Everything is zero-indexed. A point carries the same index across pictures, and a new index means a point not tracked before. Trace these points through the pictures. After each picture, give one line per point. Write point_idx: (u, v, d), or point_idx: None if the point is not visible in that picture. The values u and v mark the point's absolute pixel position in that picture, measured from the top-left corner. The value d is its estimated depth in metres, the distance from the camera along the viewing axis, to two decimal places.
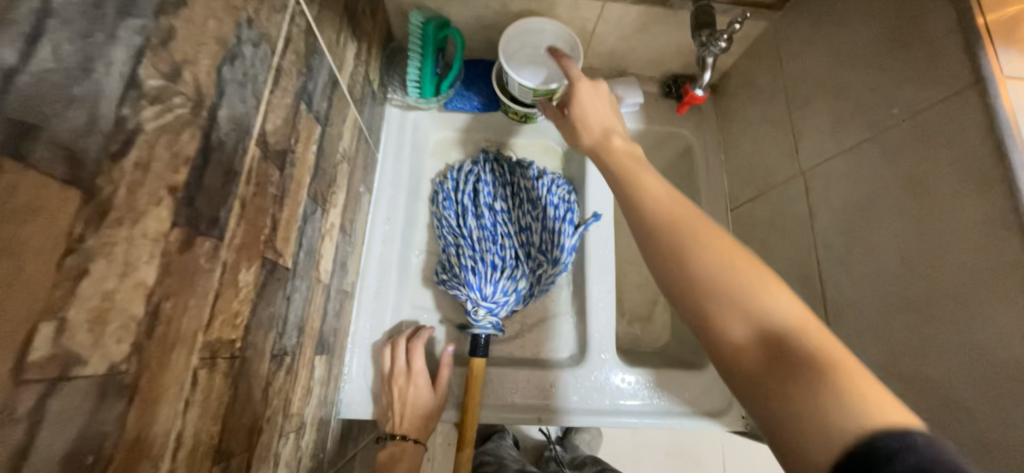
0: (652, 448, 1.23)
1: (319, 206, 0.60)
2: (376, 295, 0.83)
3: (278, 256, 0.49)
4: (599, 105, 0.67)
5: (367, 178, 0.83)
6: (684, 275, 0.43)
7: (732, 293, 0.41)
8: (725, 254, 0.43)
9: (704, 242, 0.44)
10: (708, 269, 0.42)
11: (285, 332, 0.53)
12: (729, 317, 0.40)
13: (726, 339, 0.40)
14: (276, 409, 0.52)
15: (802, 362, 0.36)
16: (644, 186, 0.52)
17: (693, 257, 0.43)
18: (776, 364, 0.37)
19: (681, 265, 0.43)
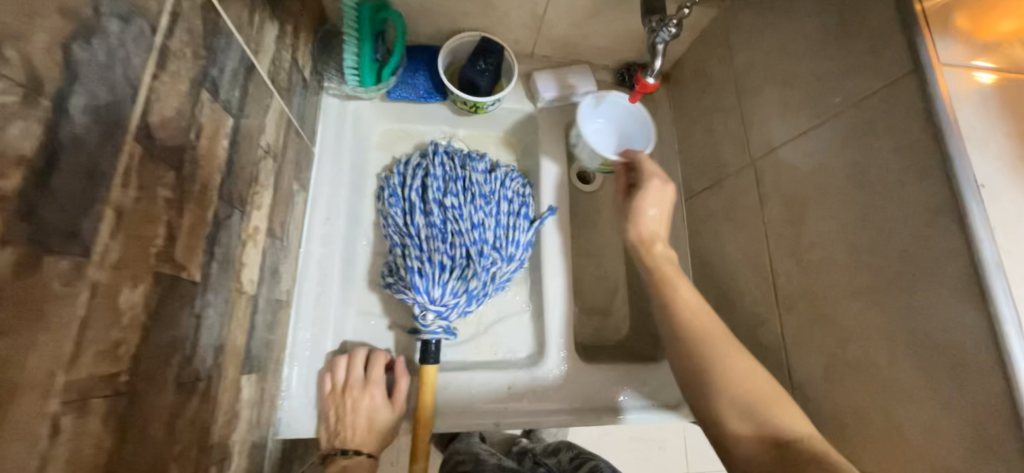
0: (619, 437, 1.25)
1: (237, 209, 0.53)
2: (316, 302, 0.76)
3: (179, 270, 0.42)
4: (650, 200, 0.71)
5: (301, 175, 0.76)
6: (708, 381, 0.57)
7: (736, 397, 0.56)
8: (747, 364, 0.58)
9: (727, 348, 0.59)
10: (734, 389, 0.56)
11: (198, 354, 0.46)
12: (738, 422, 0.55)
13: (740, 441, 0.54)
14: (190, 443, 0.45)
15: (792, 454, 0.51)
16: (680, 297, 0.65)
17: (711, 358, 0.58)
18: (777, 457, 0.51)
19: (705, 382, 0.57)
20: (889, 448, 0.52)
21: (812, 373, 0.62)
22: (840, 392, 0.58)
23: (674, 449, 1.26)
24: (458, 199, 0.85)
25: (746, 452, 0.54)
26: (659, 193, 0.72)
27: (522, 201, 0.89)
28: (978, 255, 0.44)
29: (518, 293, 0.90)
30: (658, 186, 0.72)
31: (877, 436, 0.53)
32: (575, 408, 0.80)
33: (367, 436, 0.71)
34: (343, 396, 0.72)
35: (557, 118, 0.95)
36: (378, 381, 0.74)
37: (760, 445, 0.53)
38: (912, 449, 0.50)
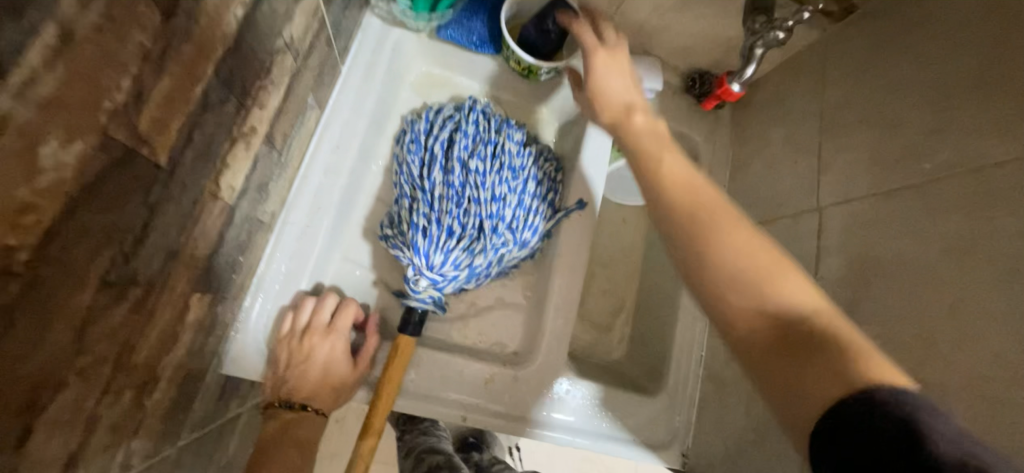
0: (569, 455, 1.19)
1: (236, 96, 0.44)
2: (301, 235, 0.67)
3: (141, 143, 0.33)
4: (612, 77, 0.61)
5: (321, 89, 0.67)
6: (706, 273, 0.41)
7: (732, 282, 0.41)
8: (742, 224, 0.43)
9: (728, 213, 0.44)
10: (726, 254, 0.41)
11: (142, 254, 0.37)
12: (740, 301, 0.40)
13: (738, 301, 0.40)
14: (107, 355, 0.37)
15: (793, 338, 0.37)
16: (661, 180, 0.49)
17: (710, 230, 0.43)
18: (780, 334, 0.38)
19: (699, 274, 0.42)
20: None
21: None
22: None
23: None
24: (485, 164, 0.75)
25: (750, 329, 0.39)
26: (610, 68, 0.62)
27: (551, 186, 0.80)
28: None
29: (521, 283, 0.81)
30: (619, 59, 0.63)
31: None
32: (550, 421, 0.72)
33: (320, 391, 0.64)
34: (298, 342, 0.63)
35: None
36: (342, 333, 0.65)
37: (757, 313, 0.39)
38: None
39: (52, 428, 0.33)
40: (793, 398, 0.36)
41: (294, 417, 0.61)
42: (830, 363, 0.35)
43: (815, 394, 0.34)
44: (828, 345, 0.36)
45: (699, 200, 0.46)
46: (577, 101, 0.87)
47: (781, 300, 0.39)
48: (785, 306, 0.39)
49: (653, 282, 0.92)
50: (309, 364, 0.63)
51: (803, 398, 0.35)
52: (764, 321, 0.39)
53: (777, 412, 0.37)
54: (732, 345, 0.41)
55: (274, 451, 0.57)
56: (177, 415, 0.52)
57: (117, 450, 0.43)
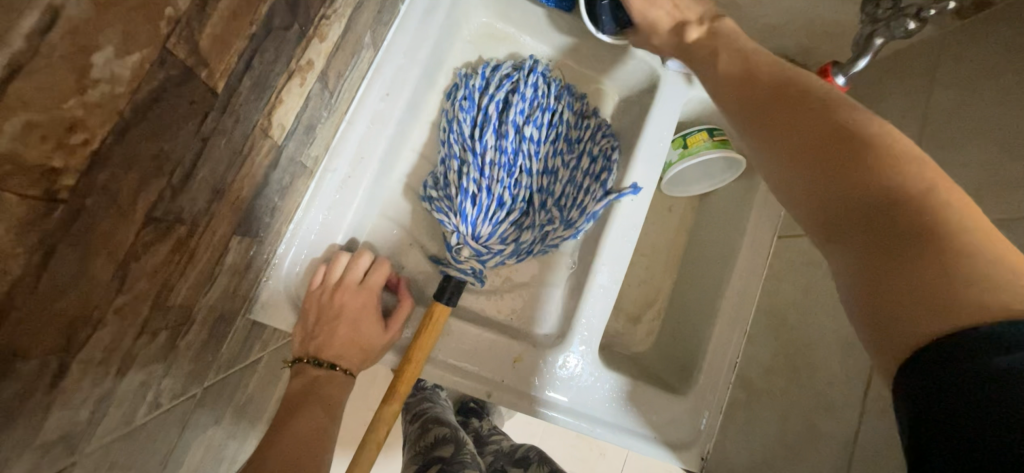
0: (565, 430, 1.18)
1: (299, 25, 0.39)
2: (342, 185, 0.63)
3: (199, 64, 0.29)
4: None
5: (378, 28, 0.61)
6: (786, 161, 0.42)
7: (813, 161, 0.39)
8: (859, 125, 0.39)
9: (843, 110, 0.40)
10: (817, 131, 0.40)
11: (189, 190, 0.34)
12: (823, 174, 0.38)
13: (817, 182, 0.38)
14: (146, 293, 0.34)
15: (883, 225, 0.33)
16: (802, 99, 0.44)
17: (803, 126, 0.42)
18: (862, 228, 0.34)
19: (778, 156, 0.43)
20: None
21: None
22: None
23: (612, 460, 1.19)
24: (540, 132, 0.70)
25: (827, 212, 0.37)
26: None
27: (605, 165, 0.75)
28: None
29: (559, 265, 0.77)
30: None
31: None
32: (570, 407, 0.70)
33: (347, 352, 0.60)
34: (327, 298, 0.59)
35: (680, 88, 0.78)
36: (373, 293, 0.62)
37: (836, 200, 0.36)
38: None
39: (85, 369, 0.31)
40: (878, 305, 0.31)
41: (322, 375, 0.59)
42: (934, 264, 0.30)
43: (903, 306, 0.30)
44: (929, 243, 0.30)
45: (793, 87, 0.46)
46: (645, 75, 0.80)
47: (876, 184, 0.34)
48: (866, 189, 0.35)
49: (692, 277, 0.88)
50: (335, 323, 0.60)
51: (905, 304, 0.30)
52: (839, 204, 0.36)
53: (855, 314, 0.33)
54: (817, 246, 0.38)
55: (301, 406, 0.55)
56: (206, 357, 0.51)
57: (148, 389, 0.41)
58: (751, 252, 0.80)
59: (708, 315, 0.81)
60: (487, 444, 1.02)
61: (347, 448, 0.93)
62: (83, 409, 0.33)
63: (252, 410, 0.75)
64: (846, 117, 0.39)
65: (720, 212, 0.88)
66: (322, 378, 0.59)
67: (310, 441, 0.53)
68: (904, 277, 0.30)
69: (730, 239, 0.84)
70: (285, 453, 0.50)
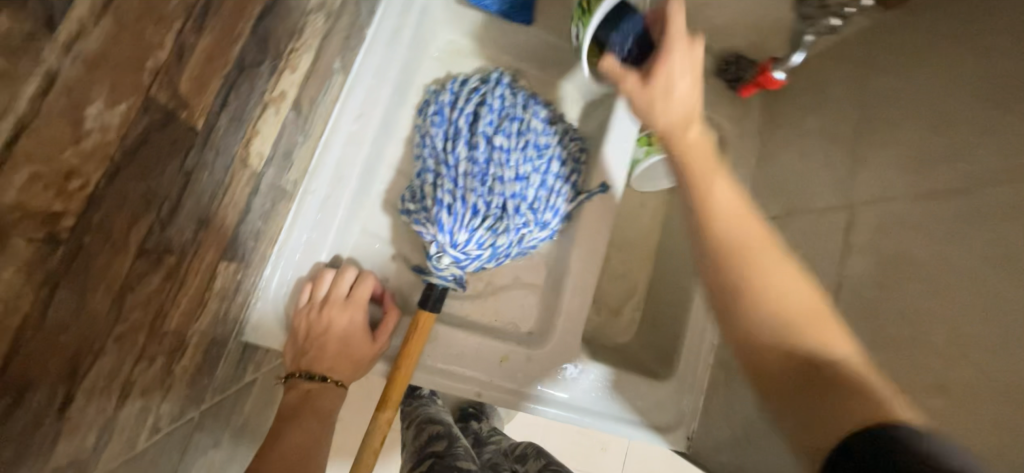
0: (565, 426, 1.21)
1: (269, 59, 0.42)
2: (322, 205, 0.66)
3: (180, 106, 0.31)
4: (677, 81, 0.52)
5: (346, 53, 0.64)
6: (714, 266, 0.43)
7: (742, 274, 0.41)
8: (740, 213, 0.45)
9: (724, 203, 0.45)
10: (731, 236, 0.43)
11: (176, 222, 0.36)
12: (743, 298, 0.40)
13: (751, 302, 0.40)
14: (141, 322, 0.36)
15: (818, 367, 0.36)
16: (704, 188, 0.47)
17: (726, 228, 0.44)
18: (800, 365, 0.37)
19: (722, 260, 0.42)
20: None
21: None
22: None
23: (613, 453, 1.22)
24: (510, 141, 0.73)
25: (758, 341, 0.39)
26: (683, 55, 0.52)
27: (575, 167, 0.79)
28: None
29: (539, 265, 0.81)
30: (683, 57, 0.52)
31: None
32: (566, 403, 0.74)
33: (339, 365, 0.62)
34: (315, 315, 0.61)
35: None
36: (360, 306, 0.63)
37: (759, 330, 0.39)
38: None
39: (89, 396, 0.33)
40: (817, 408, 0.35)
41: (314, 388, 0.61)
42: (854, 394, 0.34)
43: (822, 417, 0.34)
44: (846, 383, 0.35)
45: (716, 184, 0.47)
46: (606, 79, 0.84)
47: (790, 307, 0.39)
48: (783, 307, 0.39)
49: (669, 267, 0.92)
50: (323, 338, 0.62)
51: (826, 421, 0.34)
52: (776, 335, 0.38)
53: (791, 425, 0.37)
54: (739, 356, 0.41)
55: (296, 419, 0.58)
56: (202, 380, 0.53)
57: (147, 414, 0.43)
58: None
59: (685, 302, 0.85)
60: (486, 444, 1.05)
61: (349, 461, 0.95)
62: (87, 438, 0.34)
63: (251, 430, 0.77)
64: (750, 233, 0.43)
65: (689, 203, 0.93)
66: (314, 391, 0.61)
67: (302, 451, 0.55)
68: (827, 403, 0.34)
69: None
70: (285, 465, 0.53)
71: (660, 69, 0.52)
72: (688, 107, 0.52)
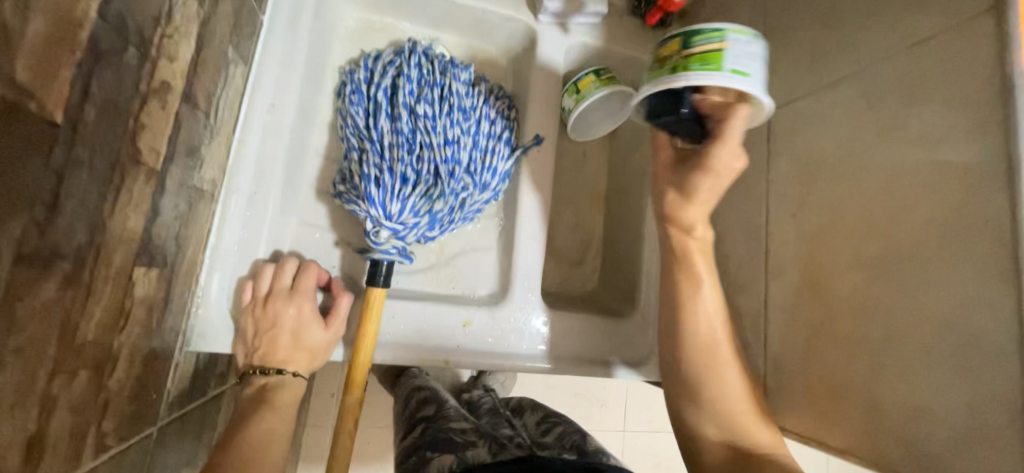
0: (563, 390, 1.23)
1: (133, 45, 0.40)
2: (249, 202, 0.65)
3: (24, 95, 0.30)
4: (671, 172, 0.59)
5: (241, 42, 0.61)
6: (694, 342, 0.58)
7: (736, 386, 0.56)
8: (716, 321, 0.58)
9: (700, 316, 0.58)
10: (701, 340, 0.58)
11: (59, 225, 0.35)
12: (725, 392, 0.56)
13: (705, 420, 0.56)
14: (43, 335, 0.35)
15: (758, 456, 0.52)
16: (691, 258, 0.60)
17: (699, 343, 0.58)
18: (738, 461, 0.53)
19: (692, 354, 0.58)
20: (862, 429, 0.47)
21: (793, 343, 0.56)
22: (816, 363, 0.53)
23: (614, 408, 1.25)
24: (433, 108, 0.72)
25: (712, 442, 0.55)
26: (715, 179, 0.54)
27: (505, 124, 0.79)
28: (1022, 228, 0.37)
29: (487, 228, 0.80)
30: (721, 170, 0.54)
31: (852, 417, 0.48)
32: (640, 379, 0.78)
33: (295, 355, 0.63)
34: (262, 310, 0.62)
35: (557, 38, 0.84)
36: (307, 295, 0.63)
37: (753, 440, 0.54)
38: (883, 434, 0.45)
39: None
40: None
41: (270, 382, 0.61)
42: None
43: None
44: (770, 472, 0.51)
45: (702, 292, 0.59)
46: (523, 34, 0.84)
47: (750, 439, 0.54)
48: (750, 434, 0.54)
49: (619, 210, 0.93)
50: (274, 333, 0.61)
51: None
52: (724, 445, 0.54)
53: None
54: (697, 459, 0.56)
55: (253, 415, 0.57)
56: (149, 394, 0.51)
57: (85, 433, 0.42)
58: None
59: None
60: None
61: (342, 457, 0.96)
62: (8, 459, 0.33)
63: None
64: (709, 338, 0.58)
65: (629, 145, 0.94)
66: (274, 386, 0.60)
67: (263, 442, 0.55)
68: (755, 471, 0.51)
69: None
70: (250, 460, 0.52)
71: (687, 183, 0.56)
72: (706, 210, 0.58)
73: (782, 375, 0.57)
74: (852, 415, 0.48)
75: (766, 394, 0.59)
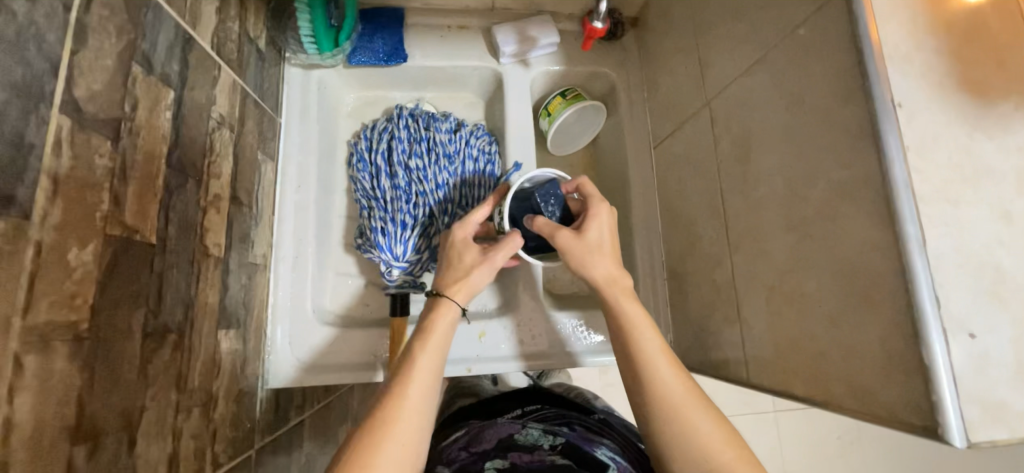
0: (617, 387, 1.27)
1: (192, 177, 0.57)
2: (294, 265, 0.82)
3: (132, 232, 0.46)
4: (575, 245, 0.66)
5: (266, 145, 0.79)
6: (657, 397, 0.59)
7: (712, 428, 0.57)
8: (673, 374, 0.61)
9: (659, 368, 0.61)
10: (669, 391, 0.59)
11: (165, 309, 0.52)
12: (703, 437, 0.56)
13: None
14: (164, 385, 0.51)
15: None
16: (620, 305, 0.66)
17: (667, 395, 0.59)
18: None
19: (663, 406, 0.58)
20: (811, 375, 0.53)
21: (756, 307, 0.62)
22: (774, 323, 0.59)
23: None
24: (423, 159, 0.87)
25: None
26: (599, 223, 0.67)
27: (487, 159, 0.91)
28: (889, 177, 0.43)
29: None
30: (601, 226, 0.68)
31: (801, 364, 0.54)
32: None
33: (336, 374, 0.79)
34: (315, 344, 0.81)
35: (521, 74, 0.95)
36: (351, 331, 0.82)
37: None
38: (829, 376, 0.50)
39: (147, 439, 0.48)
40: None
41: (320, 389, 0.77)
42: None
43: None
44: None
45: (647, 343, 0.63)
46: (491, 77, 0.97)
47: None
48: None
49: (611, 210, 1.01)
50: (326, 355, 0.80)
51: None
52: None
53: None
54: None
55: None
56: (245, 423, 0.68)
57: (205, 453, 0.58)
58: (639, 170, 0.94)
59: (628, 235, 0.94)
60: None
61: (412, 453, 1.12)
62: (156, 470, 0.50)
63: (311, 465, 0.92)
64: (679, 387, 0.59)
65: (608, 150, 1.03)
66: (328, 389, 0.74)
67: None
68: None
69: (621, 167, 0.98)
70: None
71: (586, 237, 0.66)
72: (604, 259, 0.67)
73: (755, 338, 0.63)
74: (804, 364, 0.54)
75: (746, 356, 0.65)
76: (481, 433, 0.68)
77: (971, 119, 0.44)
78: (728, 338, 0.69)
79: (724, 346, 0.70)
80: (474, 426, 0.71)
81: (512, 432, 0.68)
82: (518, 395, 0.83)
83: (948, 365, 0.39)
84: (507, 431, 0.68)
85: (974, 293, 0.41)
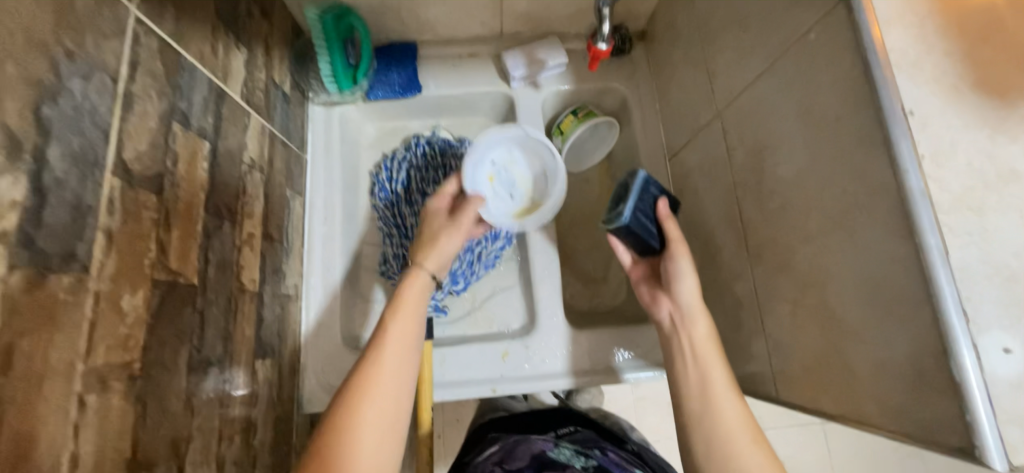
0: (649, 401, 1.24)
1: (227, 219, 0.61)
2: (323, 294, 0.86)
3: (175, 275, 0.51)
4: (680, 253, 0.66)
5: (294, 181, 0.84)
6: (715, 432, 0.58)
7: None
8: (739, 414, 0.58)
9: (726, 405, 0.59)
10: (727, 426, 0.58)
11: (207, 345, 0.56)
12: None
13: None
14: (207, 416, 0.55)
15: None
16: (700, 339, 0.63)
17: (729, 432, 0.57)
18: None
19: (714, 440, 0.57)
20: (842, 391, 0.51)
21: (780, 321, 0.61)
22: (799, 337, 0.57)
23: None
24: (441, 186, 0.90)
25: None
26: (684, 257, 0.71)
27: None
28: (904, 186, 0.42)
29: (509, 269, 0.95)
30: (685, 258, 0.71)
31: (830, 379, 0.53)
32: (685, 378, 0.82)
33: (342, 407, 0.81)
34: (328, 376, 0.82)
35: (531, 95, 0.97)
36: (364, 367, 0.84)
37: None
38: (860, 392, 0.49)
39: (194, 467, 0.52)
40: None
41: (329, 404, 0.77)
42: None
43: None
44: None
45: (719, 379, 0.60)
46: (503, 100, 0.99)
47: None
48: None
49: None
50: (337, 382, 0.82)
51: None
52: None
53: None
54: None
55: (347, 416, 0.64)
56: (282, 448, 0.72)
57: None
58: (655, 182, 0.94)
59: None
60: None
61: (445, 468, 1.14)
62: None
63: None
64: (742, 430, 0.57)
65: (623, 163, 1.03)
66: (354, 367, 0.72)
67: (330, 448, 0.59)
68: None
69: None
70: None
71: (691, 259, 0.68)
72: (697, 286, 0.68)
73: (783, 353, 0.61)
74: (833, 379, 0.52)
75: (774, 371, 0.63)
76: (515, 448, 0.69)
77: (990, 122, 0.43)
78: (754, 352, 0.67)
79: (750, 360, 0.69)
80: (508, 440, 0.71)
81: (545, 449, 0.68)
82: (556, 413, 0.81)
83: (982, 381, 0.38)
84: (540, 448, 0.68)
85: (1005, 304, 0.39)
